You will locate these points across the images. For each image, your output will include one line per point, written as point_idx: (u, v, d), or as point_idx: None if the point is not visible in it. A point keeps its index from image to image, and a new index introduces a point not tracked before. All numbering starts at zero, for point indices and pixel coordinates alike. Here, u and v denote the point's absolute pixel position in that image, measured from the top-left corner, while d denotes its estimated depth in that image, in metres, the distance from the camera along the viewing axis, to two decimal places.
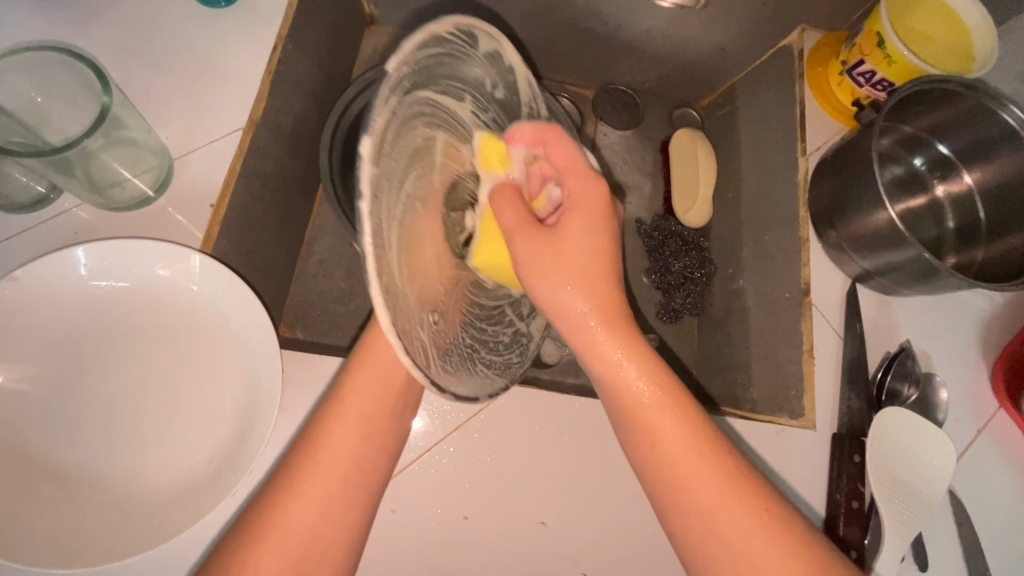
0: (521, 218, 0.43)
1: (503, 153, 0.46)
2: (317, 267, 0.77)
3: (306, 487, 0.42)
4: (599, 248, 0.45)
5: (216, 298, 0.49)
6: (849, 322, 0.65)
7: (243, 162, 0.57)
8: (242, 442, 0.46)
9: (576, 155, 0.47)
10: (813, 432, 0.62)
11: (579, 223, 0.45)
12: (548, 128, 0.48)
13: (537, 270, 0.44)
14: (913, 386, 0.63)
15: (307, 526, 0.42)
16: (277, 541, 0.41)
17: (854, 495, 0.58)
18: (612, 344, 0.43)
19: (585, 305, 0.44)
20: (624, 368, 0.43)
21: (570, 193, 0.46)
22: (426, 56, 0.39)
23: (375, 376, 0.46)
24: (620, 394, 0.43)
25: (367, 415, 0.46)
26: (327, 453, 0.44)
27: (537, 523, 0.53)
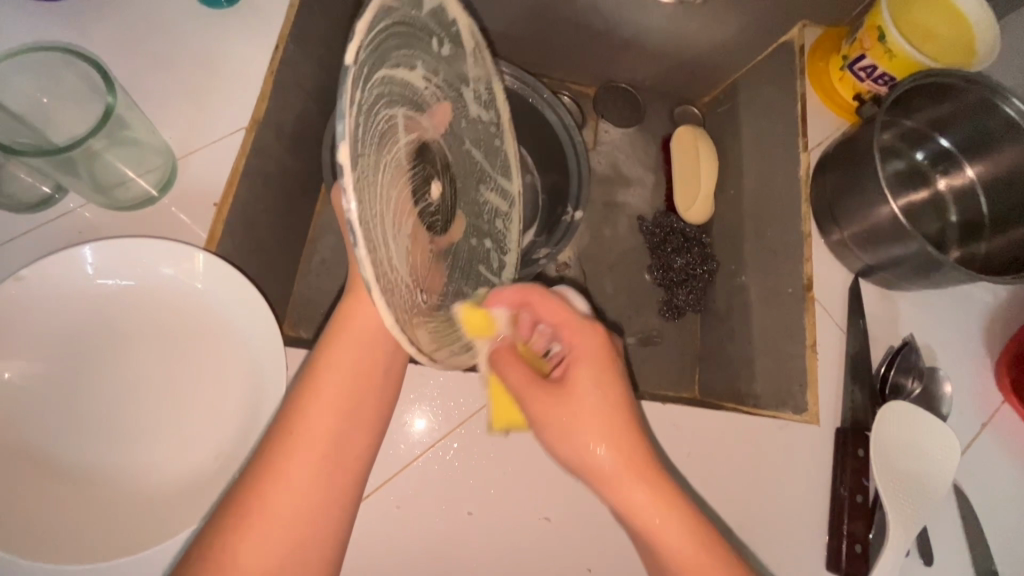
0: (529, 382, 0.45)
1: (488, 317, 0.48)
2: (320, 266, 0.77)
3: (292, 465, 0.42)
4: (613, 403, 0.44)
5: (221, 295, 0.50)
6: (852, 318, 0.65)
7: (246, 162, 0.58)
8: (248, 438, 0.46)
9: (564, 307, 0.47)
10: (816, 427, 0.62)
11: (586, 376, 0.44)
12: (528, 286, 0.49)
13: (552, 425, 0.44)
14: (916, 380, 0.63)
15: (287, 506, 0.41)
16: (267, 519, 0.41)
17: (859, 490, 0.58)
18: (636, 483, 0.42)
19: (607, 459, 0.42)
20: (642, 505, 0.42)
21: (574, 348, 0.46)
22: (379, 34, 0.37)
23: (348, 352, 0.47)
24: (651, 538, 0.42)
25: (343, 393, 0.45)
26: (308, 423, 0.44)
27: (541, 519, 0.53)
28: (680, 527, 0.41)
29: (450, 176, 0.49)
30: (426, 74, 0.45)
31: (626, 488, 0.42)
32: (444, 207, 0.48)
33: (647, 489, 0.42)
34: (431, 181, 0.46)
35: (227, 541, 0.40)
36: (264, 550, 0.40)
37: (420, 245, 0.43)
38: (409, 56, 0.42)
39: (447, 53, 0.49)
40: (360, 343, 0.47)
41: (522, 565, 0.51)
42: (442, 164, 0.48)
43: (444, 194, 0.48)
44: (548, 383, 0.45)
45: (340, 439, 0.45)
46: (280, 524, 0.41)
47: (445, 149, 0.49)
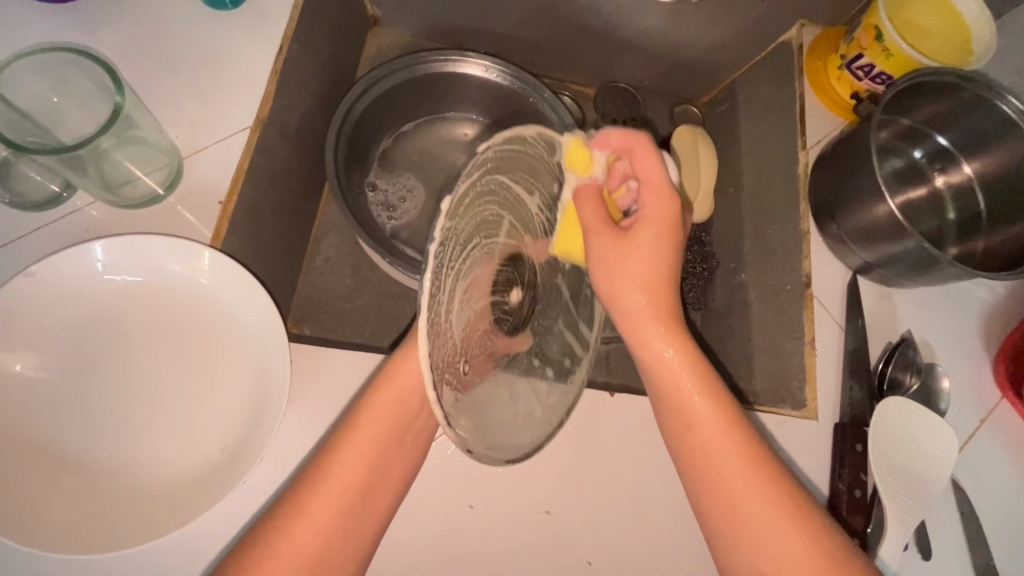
0: (600, 222, 0.47)
1: (587, 154, 0.49)
2: (323, 265, 0.78)
3: (315, 506, 0.44)
4: (663, 262, 0.46)
5: (226, 291, 0.50)
6: (851, 314, 0.66)
7: (251, 160, 0.59)
8: (252, 432, 0.47)
9: (657, 169, 0.47)
10: (815, 422, 0.62)
11: (648, 232, 0.46)
12: (636, 136, 0.48)
13: (602, 265, 0.47)
14: (915, 375, 0.63)
15: (308, 552, 0.43)
16: (285, 555, 0.42)
17: (857, 485, 0.59)
18: (662, 336, 0.46)
19: (640, 303, 0.46)
20: (664, 355, 0.46)
21: (647, 207, 0.46)
22: (510, 153, 0.43)
23: (390, 406, 0.48)
24: (660, 377, 0.47)
25: (378, 443, 0.47)
26: (337, 476, 0.45)
27: (542, 513, 0.53)
28: (701, 395, 0.45)
29: (536, 292, 0.51)
30: (545, 209, 0.50)
31: (652, 332, 0.46)
32: (521, 316, 0.49)
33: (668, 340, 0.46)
34: (514, 288, 0.47)
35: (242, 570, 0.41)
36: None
37: (483, 327, 0.43)
38: (533, 185, 0.48)
39: None
40: (404, 399, 0.48)
41: (524, 558, 0.52)
42: (532, 280, 0.50)
43: (524, 304, 0.49)
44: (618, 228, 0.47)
45: (368, 488, 0.45)
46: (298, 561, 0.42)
47: (541, 274, 0.51)
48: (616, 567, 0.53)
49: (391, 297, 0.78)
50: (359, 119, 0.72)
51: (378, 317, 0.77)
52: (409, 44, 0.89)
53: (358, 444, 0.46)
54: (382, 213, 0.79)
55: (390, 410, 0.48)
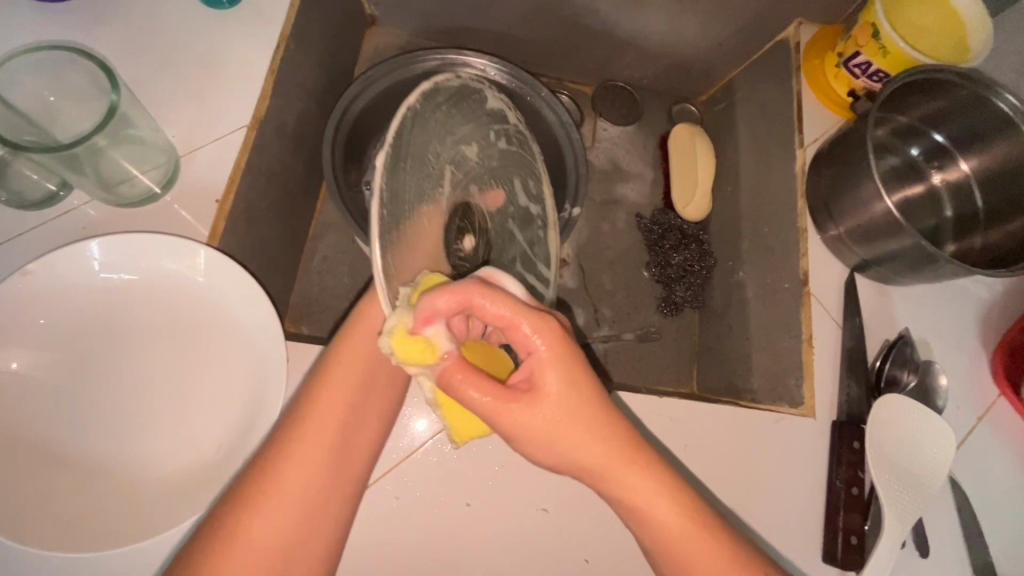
0: (493, 399, 0.37)
1: (422, 344, 0.36)
2: (321, 264, 0.78)
3: (298, 452, 0.43)
4: (582, 396, 0.39)
5: (221, 289, 0.50)
6: (848, 313, 0.66)
7: (248, 159, 0.59)
8: (248, 430, 0.47)
9: (512, 304, 0.37)
10: (813, 420, 0.62)
11: (557, 375, 0.38)
12: (468, 283, 0.36)
13: (527, 439, 0.39)
14: (913, 373, 0.63)
15: (296, 500, 0.42)
16: (277, 495, 0.42)
17: (854, 482, 0.59)
18: (638, 474, 0.40)
19: (589, 453, 0.39)
20: (653, 505, 0.40)
21: (533, 347, 0.38)
22: (408, 128, 0.46)
23: (360, 352, 0.48)
24: (645, 524, 0.41)
25: (354, 387, 0.47)
26: (318, 417, 0.45)
27: (539, 510, 0.53)
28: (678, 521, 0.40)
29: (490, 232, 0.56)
30: (469, 160, 0.53)
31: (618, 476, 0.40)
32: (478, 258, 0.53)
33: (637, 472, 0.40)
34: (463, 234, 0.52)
35: (237, 513, 0.41)
36: (274, 524, 0.41)
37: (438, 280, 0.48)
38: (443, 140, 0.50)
39: (498, 141, 0.57)
40: (372, 344, 0.48)
41: (520, 556, 0.52)
42: (481, 225, 0.54)
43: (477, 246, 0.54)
44: (511, 389, 0.38)
45: (348, 430, 0.46)
46: (291, 499, 0.42)
47: (490, 220, 0.56)
48: (613, 564, 0.53)
49: None
50: (357, 118, 0.72)
51: None
52: (406, 43, 0.90)
53: (335, 388, 0.46)
54: None
55: (360, 354, 0.48)
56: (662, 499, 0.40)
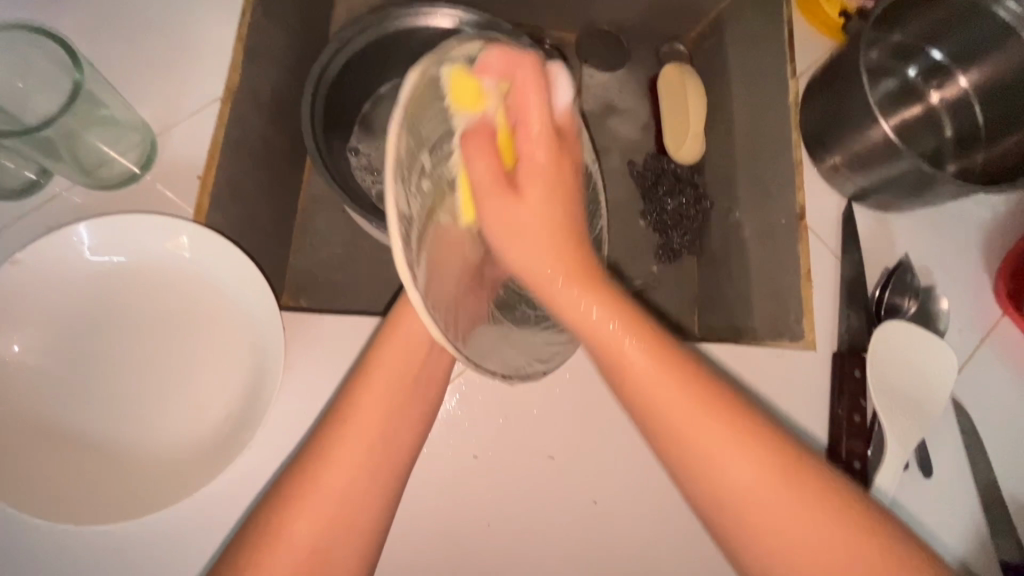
0: (491, 169, 0.42)
1: (475, 86, 0.43)
2: (314, 236, 0.77)
3: (342, 453, 0.44)
4: (554, 216, 0.43)
5: (212, 265, 0.50)
6: (846, 244, 0.65)
7: (226, 133, 0.58)
8: (253, 401, 0.48)
9: (541, 91, 0.43)
10: (814, 353, 0.62)
11: (547, 185, 0.43)
12: (523, 58, 0.43)
13: (494, 213, 0.42)
14: (913, 298, 0.63)
15: (338, 495, 0.43)
16: (318, 498, 0.42)
17: (856, 410, 0.59)
18: (632, 339, 0.41)
19: (545, 264, 0.42)
20: (638, 365, 0.41)
21: (534, 154, 0.43)
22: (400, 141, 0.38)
23: (399, 349, 0.48)
24: (678, 446, 0.41)
25: (394, 388, 0.47)
26: (362, 416, 0.45)
27: (545, 458, 0.54)
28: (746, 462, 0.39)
29: None
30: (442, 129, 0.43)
31: (568, 299, 0.42)
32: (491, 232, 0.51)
33: (583, 295, 0.42)
34: None
35: (284, 515, 0.42)
36: (317, 523, 0.42)
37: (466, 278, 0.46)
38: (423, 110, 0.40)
39: None
40: (409, 346, 0.48)
41: (530, 502, 0.53)
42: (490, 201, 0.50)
43: None
44: (505, 181, 0.42)
45: (388, 433, 0.46)
46: (332, 494, 0.42)
47: None
48: (621, 504, 0.54)
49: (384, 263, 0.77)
50: (333, 83, 0.70)
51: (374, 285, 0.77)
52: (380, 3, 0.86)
53: (377, 386, 0.47)
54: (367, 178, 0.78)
55: (398, 352, 0.48)
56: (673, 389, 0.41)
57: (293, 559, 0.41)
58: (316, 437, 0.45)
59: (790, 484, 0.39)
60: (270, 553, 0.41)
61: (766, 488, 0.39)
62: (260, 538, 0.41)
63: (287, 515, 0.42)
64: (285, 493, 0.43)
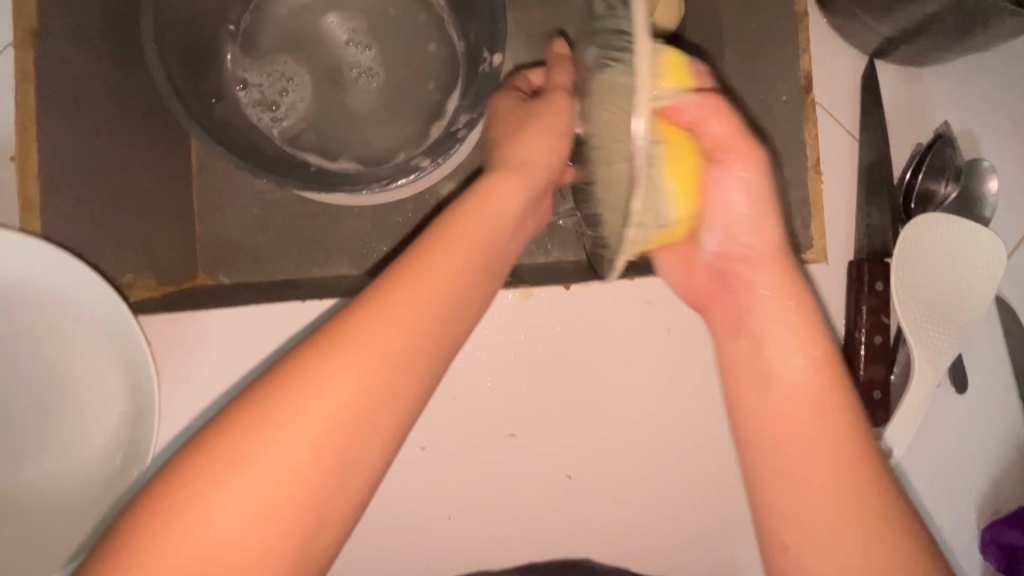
0: (720, 131, 0.35)
1: (682, 64, 0.34)
2: (218, 197, 0.64)
3: (279, 426, 0.28)
4: (751, 166, 0.35)
5: (34, 276, 0.40)
6: (865, 119, 0.51)
7: (41, 90, 0.44)
8: (139, 431, 0.40)
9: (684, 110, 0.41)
10: (825, 266, 0.50)
11: (737, 158, 0.35)
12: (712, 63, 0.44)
13: (724, 192, 0.35)
14: (952, 182, 0.49)
15: (255, 502, 0.27)
16: (225, 493, 0.27)
17: (877, 330, 0.48)
18: (795, 353, 0.34)
19: (746, 261, 0.36)
20: (793, 369, 0.33)
21: (713, 129, 0.35)
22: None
23: (428, 279, 0.32)
24: (790, 479, 0.31)
25: (384, 354, 0.30)
26: (326, 381, 0.29)
27: (506, 437, 0.46)
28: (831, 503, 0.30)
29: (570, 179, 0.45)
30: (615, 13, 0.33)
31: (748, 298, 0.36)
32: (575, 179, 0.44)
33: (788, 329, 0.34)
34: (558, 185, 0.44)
35: (158, 517, 0.26)
36: (203, 537, 0.26)
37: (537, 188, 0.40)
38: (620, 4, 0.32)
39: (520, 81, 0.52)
40: (411, 305, 0.31)
41: (494, 488, 0.46)
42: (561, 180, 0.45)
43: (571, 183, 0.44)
44: (704, 148, 0.35)
45: (356, 423, 0.29)
46: (240, 513, 0.27)
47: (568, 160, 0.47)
48: (600, 476, 0.47)
49: (306, 218, 0.65)
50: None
51: (298, 243, 0.65)
52: None
53: (345, 372, 0.29)
54: (263, 116, 0.61)
55: (397, 326, 0.30)
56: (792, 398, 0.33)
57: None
58: (233, 416, 0.28)
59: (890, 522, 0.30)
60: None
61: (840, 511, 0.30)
62: (127, 539, 0.26)
63: (181, 526, 0.26)
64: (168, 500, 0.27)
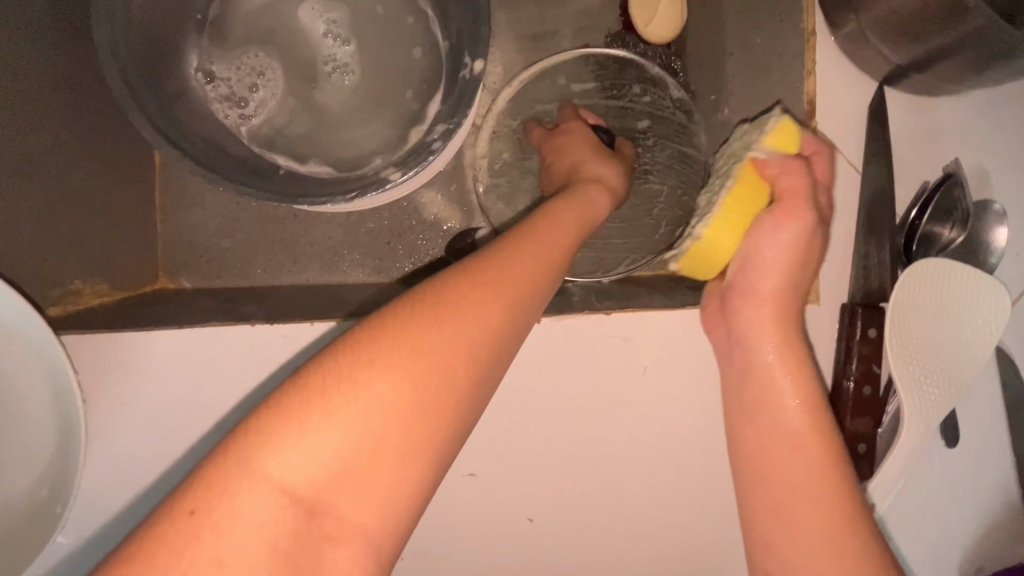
0: (793, 185, 0.43)
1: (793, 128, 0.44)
2: (183, 196, 0.61)
3: (425, 353, 0.30)
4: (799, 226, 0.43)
5: None
6: (870, 151, 0.47)
7: None
8: (68, 461, 0.38)
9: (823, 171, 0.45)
10: (816, 307, 0.47)
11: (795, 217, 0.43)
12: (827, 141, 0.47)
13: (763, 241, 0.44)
14: (958, 225, 0.46)
15: (380, 429, 0.28)
16: (357, 412, 0.28)
17: (868, 379, 0.45)
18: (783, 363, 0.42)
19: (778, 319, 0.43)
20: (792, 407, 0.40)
21: (781, 184, 0.43)
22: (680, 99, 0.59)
23: (538, 252, 0.36)
24: (764, 435, 0.41)
25: (510, 310, 0.33)
26: (465, 325, 0.31)
27: (466, 476, 0.44)
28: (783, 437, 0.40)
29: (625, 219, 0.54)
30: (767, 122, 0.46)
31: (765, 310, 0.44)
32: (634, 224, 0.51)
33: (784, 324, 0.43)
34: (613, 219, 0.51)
35: (281, 426, 0.27)
36: (324, 453, 0.27)
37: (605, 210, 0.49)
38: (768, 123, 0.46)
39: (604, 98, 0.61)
40: (526, 276, 0.35)
41: (451, 529, 0.44)
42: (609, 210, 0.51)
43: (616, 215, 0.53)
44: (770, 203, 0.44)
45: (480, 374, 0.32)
46: (364, 434, 0.28)
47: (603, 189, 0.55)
48: (563, 523, 0.44)
49: (274, 223, 0.61)
50: None
51: (267, 251, 0.61)
52: None
53: (393, 373, 0.29)
54: (230, 112, 0.57)
55: (504, 299, 0.33)
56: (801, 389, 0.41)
57: (272, 490, 0.26)
58: (392, 327, 0.30)
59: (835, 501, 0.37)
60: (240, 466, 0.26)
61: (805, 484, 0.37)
62: (246, 441, 0.27)
63: (265, 452, 0.27)
64: (215, 484, 0.27)
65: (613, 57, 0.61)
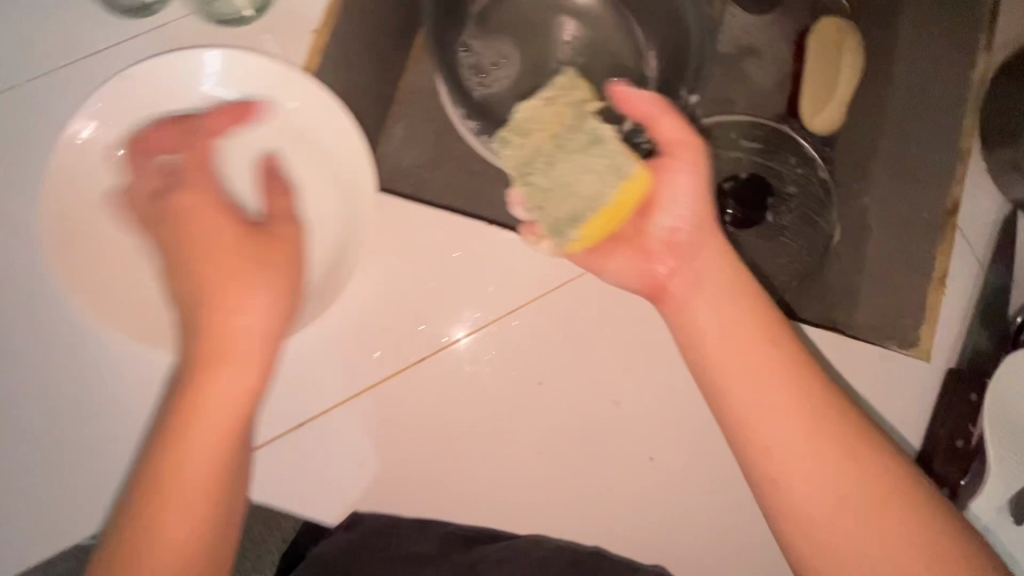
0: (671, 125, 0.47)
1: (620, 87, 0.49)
2: (405, 127, 0.73)
3: (234, 351, 0.43)
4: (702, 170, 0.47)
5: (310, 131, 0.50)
6: (996, 256, 0.56)
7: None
8: (336, 276, 0.50)
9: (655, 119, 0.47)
10: (924, 364, 0.55)
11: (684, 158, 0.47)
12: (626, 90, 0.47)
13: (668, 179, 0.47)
14: None
15: (227, 401, 0.43)
16: (203, 423, 0.42)
17: (960, 434, 0.53)
18: (813, 382, 0.43)
19: (715, 331, 0.45)
20: (805, 408, 0.42)
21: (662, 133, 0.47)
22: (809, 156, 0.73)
23: (274, 262, 0.45)
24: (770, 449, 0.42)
25: (275, 311, 0.45)
26: (223, 336, 0.43)
27: (609, 401, 0.52)
28: (820, 440, 0.42)
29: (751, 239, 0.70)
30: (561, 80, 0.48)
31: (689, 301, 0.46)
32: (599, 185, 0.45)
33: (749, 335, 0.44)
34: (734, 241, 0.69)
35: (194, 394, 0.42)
36: (224, 413, 0.43)
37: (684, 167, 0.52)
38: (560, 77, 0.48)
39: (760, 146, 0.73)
40: (280, 256, 0.46)
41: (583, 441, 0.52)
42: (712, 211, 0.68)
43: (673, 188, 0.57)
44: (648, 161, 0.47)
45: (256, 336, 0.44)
46: (226, 402, 0.43)
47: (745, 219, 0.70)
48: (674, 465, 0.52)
49: (466, 173, 0.71)
50: None
51: (457, 189, 0.72)
52: None
53: (236, 377, 0.43)
54: (472, 77, 0.70)
55: (274, 292, 0.45)
56: (817, 402, 0.43)
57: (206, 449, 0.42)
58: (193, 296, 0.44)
59: (867, 504, 0.40)
60: (186, 425, 0.42)
61: (823, 470, 0.41)
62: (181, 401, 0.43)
63: (191, 430, 0.42)
64: (140, 509, 0.41)
65: (777, 130, 0.74)
